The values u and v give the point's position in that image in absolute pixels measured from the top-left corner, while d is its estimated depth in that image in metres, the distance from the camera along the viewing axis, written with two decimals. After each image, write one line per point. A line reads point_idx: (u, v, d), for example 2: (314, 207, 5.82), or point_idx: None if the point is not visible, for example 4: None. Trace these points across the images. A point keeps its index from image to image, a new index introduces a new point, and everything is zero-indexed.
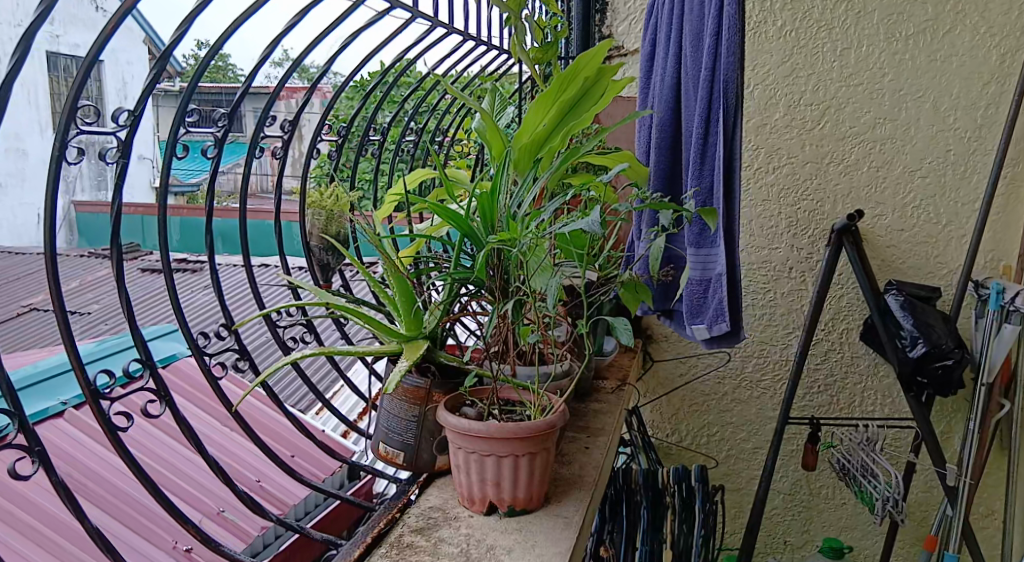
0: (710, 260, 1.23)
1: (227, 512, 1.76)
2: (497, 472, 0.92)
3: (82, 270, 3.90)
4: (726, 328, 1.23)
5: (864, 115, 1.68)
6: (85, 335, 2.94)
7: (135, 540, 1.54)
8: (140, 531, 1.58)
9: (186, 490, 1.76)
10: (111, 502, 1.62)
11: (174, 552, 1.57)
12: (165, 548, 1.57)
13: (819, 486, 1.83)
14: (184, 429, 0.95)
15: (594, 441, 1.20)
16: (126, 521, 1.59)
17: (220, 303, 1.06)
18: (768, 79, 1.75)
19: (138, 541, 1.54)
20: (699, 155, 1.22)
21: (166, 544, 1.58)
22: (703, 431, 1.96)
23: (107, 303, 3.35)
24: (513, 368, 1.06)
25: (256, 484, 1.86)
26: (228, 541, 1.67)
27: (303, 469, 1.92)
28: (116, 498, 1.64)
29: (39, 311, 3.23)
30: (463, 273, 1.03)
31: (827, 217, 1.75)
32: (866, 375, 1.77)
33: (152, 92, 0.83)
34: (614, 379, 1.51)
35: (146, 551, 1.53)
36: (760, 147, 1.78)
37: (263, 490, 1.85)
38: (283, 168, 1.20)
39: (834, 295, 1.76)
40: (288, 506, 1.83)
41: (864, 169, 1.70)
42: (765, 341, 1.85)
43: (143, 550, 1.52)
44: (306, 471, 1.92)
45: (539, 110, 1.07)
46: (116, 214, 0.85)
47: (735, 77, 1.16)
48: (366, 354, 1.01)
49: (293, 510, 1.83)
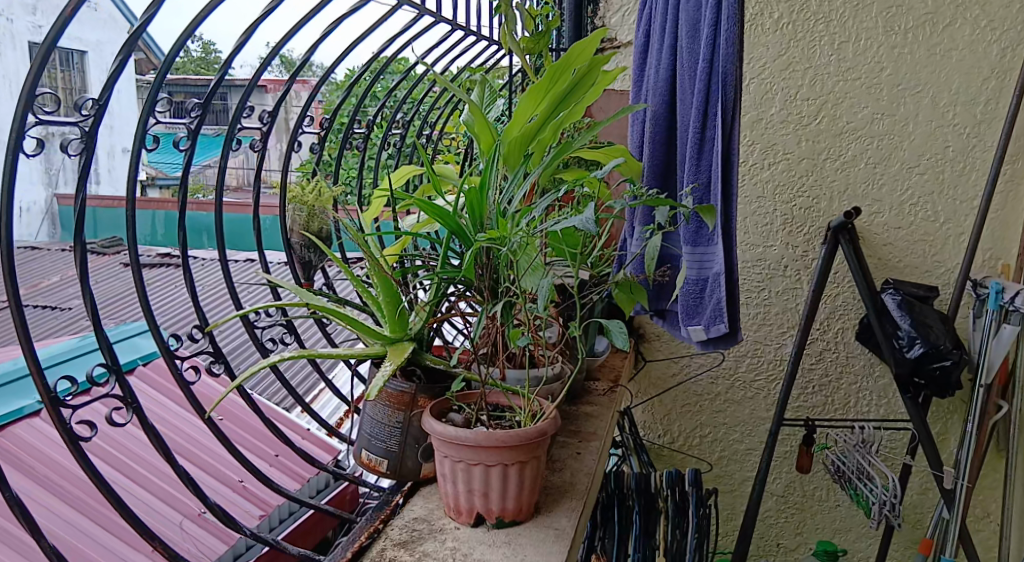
0: (706, 259, 1.19)
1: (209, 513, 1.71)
2: (484, 482, 0.88)
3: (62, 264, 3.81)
4: (724, 329, 1.18)
5: (862, 110, 1.64)
6: (64, 331, 2.87)
7: (114, 543, 1.49)
8: (118, 532, 1.53)
9: (166, 490, 1.71)
10: (84, 502, 1.57)
11: (154, 554, 1.51)
12: (142, 551, 1.52)
13: (813, 488, 1.80)
14: (152, 440, 0.90)
15: (586, 446, 1.16)
16: (101, 521, 1.54)
17: (194, 303, 1.00)
18: (764, 73, 1.71)
19: (117, 544, 1.49)
20: (696, 151, 1.17)
21: (145, 547, 1.52)
22: (696, 431, 1.92)
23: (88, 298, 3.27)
24: (502, 370, 1.02)
25: (240, 484, 1.82)
26: (209, 547, 1.61)
27: (287, 470, 1.87)
28: (89, 497, 1.59)
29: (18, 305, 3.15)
30: (451, 273, 0.98)
31: (822, 214, 1.71)
32: (862, 376, 1.75)
33: (116, 78, 0.78)
34: (607, 380, 1.47)
35: (123, 554, 1.47)
36: (756, 143, 1.74)
37: (247, 491, 1.81)
38: (261, 162, 1.14)
39: (830, 294, 1.73)
40: (270, 508, 1.79)
41: (861, 166, 1.67)
42: (759, 341, 1.81)
43: (120, 552, 1.47)
44: (292, 471, 1.89)
45: (530, 105, 1.02)
46: (79, 207, 0.80)
47: (734, 68, 1.11)
48: (348, 356, 0.97)
49: (276, 512, 1.78)
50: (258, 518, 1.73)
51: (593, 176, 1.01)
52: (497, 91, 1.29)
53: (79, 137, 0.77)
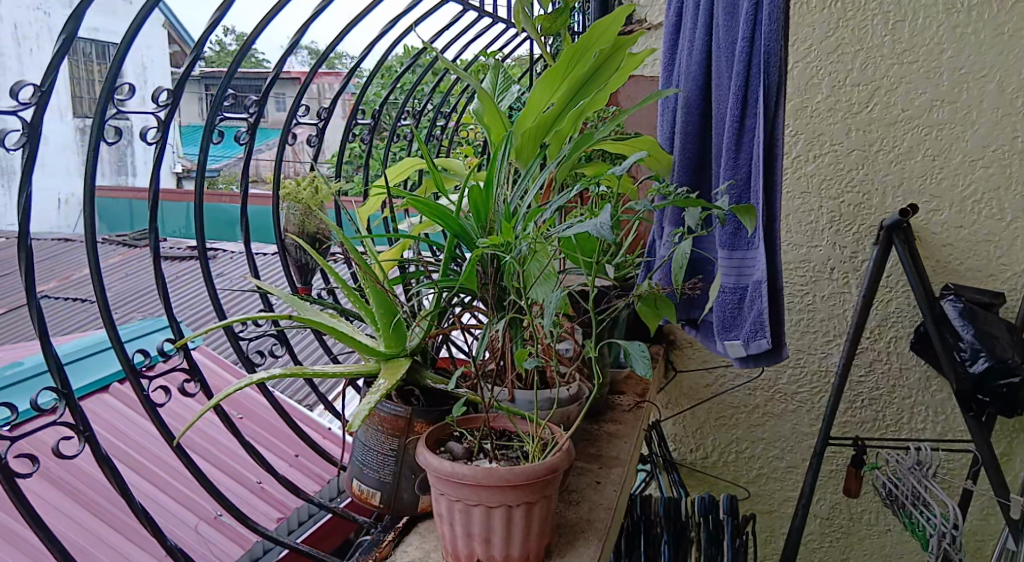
0: (746, 265, 1.05)
1: (225, 516, 1.64)
2: (486, 526, 0.76)
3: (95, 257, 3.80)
4: (766, 346, 1.04)
5: (919, 96, 1.48)
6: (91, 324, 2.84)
7: (123, 544, 1.42)
8: (130, 533, 1.46)
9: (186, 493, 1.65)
10: (86, 496, 1.51)
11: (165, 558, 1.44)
12: (152, 552, 1.44)
13: (860, 511, 1.68)
14: (107, 471, 0.81)
15: (607, 474, 1.04)
16: (106, 517, 1.48)
17: (166, 311, 0.90)
18: (810, 56, 1.56)
19: (126, 546, 1.42)
20: (733, 142, 1.03)
21: (158, 550, 1.45)
22: (731, 447, 1.80)
23: (119, 291, 3.25)
24: (511, 393, 0.90)
25: (258, 485, 1.77)
26: (227, 550, 1.54)
27: (307, 471, 1.89)
28: (89, 488, 1.54)
29: (50, 297, 3.14)
30: (450, 281, 0.87)
31: (874, 211, 1.55)
32: (917, 390, 1.59)
33: (61, 58, 0.65)
34: (633, 394, 1.35)
35: (130, 554, 1.41)
36: (801, 132, 1.59)
37: (264, 493, 1.75)
38: (249, 154, 1.04)
39: (881, 300, 1.58)
40: (290, 510, 1.73)
41: (918, 158, 1.50)
42: (801, 351, 1.67)
43: (126, 552, 1.40)
44: (311, 472, 1.91)
45: (546, 89, 0.94)
46: (21, 209, 0.68)
47: (780, 46, 0.96)
48: (340, 375, 0.86)
49: (295, 514, 1.73)
50: (277, 520, 1.67)
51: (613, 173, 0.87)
52: (512, 78, 1.18)
53: (20, 128, 0.66)
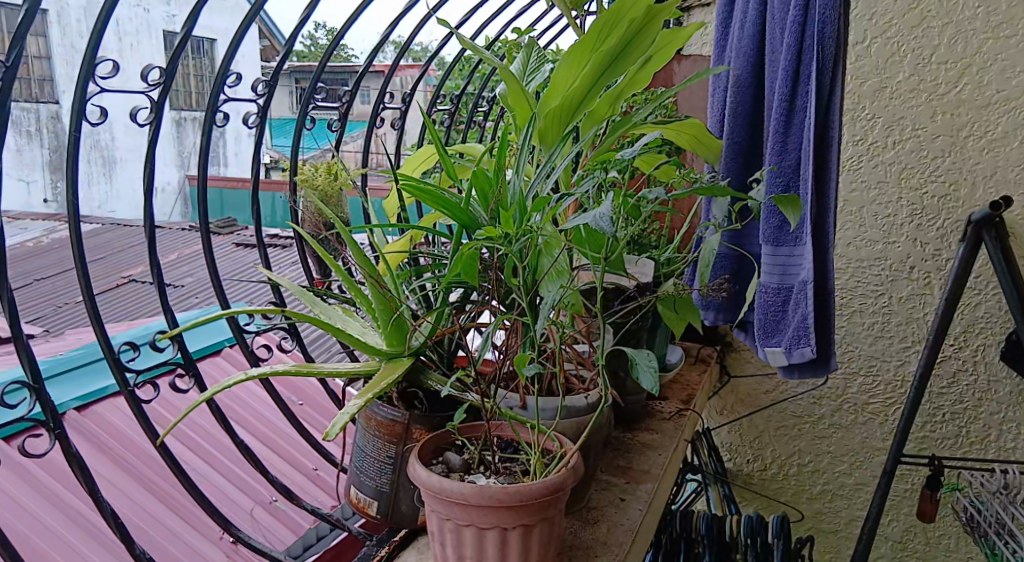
0: (792, 263, 0.94)
1: (281, 502, 1.63)
2: (477, 548, 0.69)
3: (181, 241, 3.97)
4: (809, 354, 0.93)
5: (1016, 75, 1.29)
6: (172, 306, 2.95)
7: (181, 528, 1.43)
8: (188, 517, 1.47)
9: (240, 478, 1.64)
10: (155, 482, 1.52)
11: (222, 544, 1.44)
12: (209, 535, 1.45)
13: (938, 536, 1.51)
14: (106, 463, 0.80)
15: (633, 490, 0.95)
16: (171, 503, 1.48)
17: (161, 298, 0.89)
18: (889, 31, 1.39)
19: (185, 529, 1.43)
20: (782, 125, 0.92)
21: (213, 534, 1.46)
22: (793, 460, 1.66)
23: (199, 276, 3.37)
24: (522, 398, 0.82)
25: (313, 472, 1.77)
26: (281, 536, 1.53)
27: None
28: (155, 475, 1.54)
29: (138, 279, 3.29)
30: (452, 276, 0.78)
31: (962, 204, 1.37)
32: (1005, 406, 1.41)
33: (22, 34, 0.62)
34: (676, 399, 1.25)
35: (190, 540, 1.41)
36: (879, 115, 1.43)
37: (319, 479, 1.74)
38: (261, 139, 1.00)
39: (967, 303, 1.40)
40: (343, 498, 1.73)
41: (1015, 144, 1.31)
42: (874, 357, 1.51)
43: (185, 537, 1.41)
44: None
45: (570, 68, 0.83)
46: None
47: (836, 16, 0.85)
48: (339, 375, 0.80)
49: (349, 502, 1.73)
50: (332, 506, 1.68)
51: (621, 158, 0.80)
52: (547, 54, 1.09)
53: None
